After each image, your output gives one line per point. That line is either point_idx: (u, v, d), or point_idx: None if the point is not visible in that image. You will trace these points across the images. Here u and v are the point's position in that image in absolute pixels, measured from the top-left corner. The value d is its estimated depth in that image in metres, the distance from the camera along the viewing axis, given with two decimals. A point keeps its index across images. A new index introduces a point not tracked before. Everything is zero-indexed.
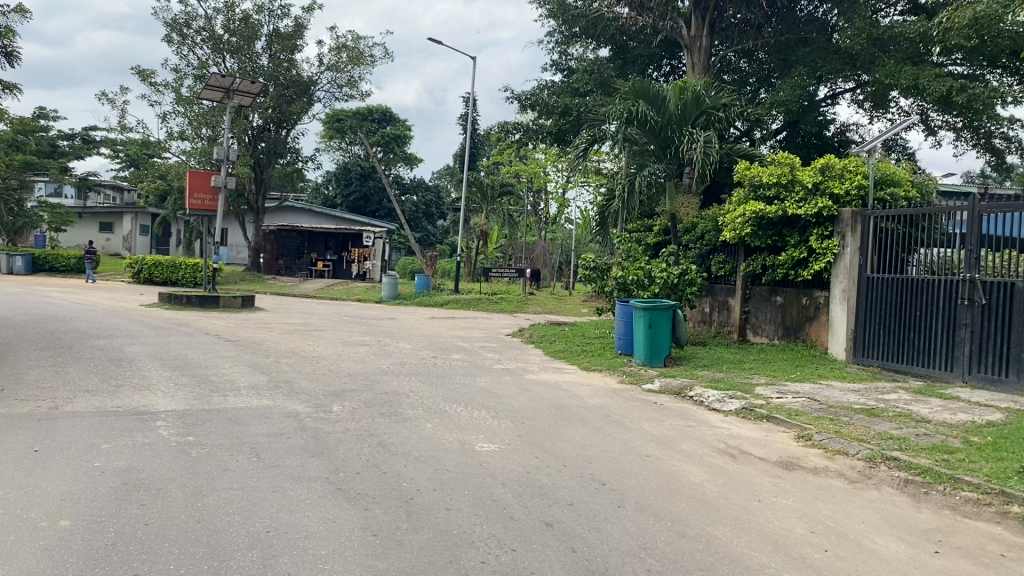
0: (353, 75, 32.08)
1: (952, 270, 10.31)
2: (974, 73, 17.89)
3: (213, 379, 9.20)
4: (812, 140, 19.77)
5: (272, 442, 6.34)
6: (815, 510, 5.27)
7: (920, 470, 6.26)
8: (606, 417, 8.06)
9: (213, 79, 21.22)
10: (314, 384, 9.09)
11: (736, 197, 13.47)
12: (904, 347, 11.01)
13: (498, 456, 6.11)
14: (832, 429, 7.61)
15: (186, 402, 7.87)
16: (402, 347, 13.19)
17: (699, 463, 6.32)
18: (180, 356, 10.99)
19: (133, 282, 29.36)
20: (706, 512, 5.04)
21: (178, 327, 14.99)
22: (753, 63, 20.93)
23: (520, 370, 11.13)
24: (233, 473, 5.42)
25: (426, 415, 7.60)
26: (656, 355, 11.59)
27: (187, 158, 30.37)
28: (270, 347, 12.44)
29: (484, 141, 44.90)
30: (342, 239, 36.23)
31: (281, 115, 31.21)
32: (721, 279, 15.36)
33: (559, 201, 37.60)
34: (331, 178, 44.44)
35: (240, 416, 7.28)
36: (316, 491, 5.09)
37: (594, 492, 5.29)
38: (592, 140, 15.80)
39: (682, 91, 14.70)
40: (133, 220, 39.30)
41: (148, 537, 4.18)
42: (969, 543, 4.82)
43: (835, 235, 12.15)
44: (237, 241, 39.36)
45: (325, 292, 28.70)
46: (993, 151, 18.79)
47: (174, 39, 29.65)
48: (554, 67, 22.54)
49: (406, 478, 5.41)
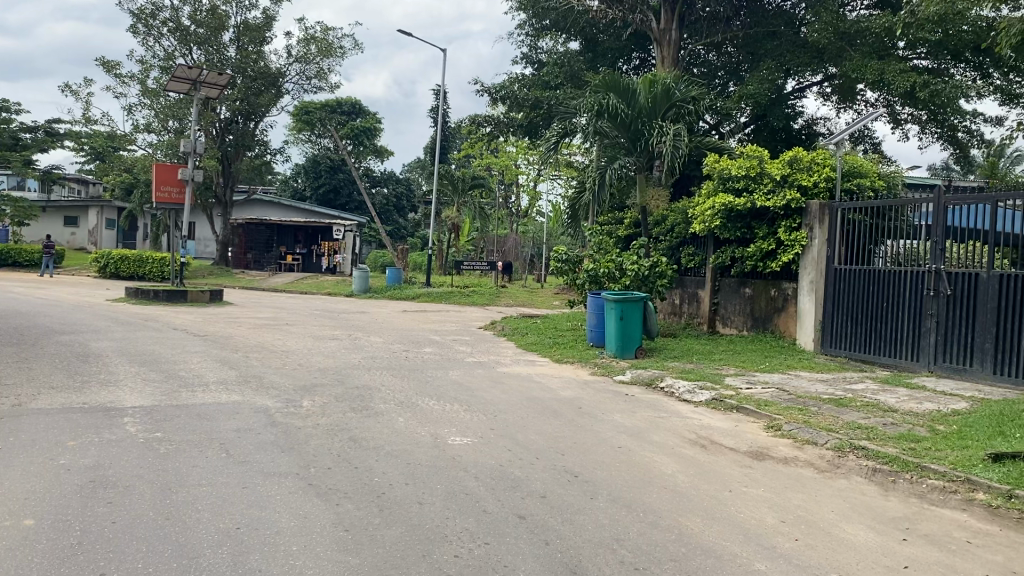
0: (323, 66, 31.80)
1: (918, 261, 10.45)
2: (939, 67, 18.08)
3: (181, 375, 9.08)
4: (780, 134, 19.94)
5: (241, 438, 6.28)
6: (785, 500, 5.32)
7: (888, 458, 6.36)
8: (578, 408, 8.09)
9: (179, 70, 20.94)
10: (284, 379, 9.02)
11: (705, 190, 13.53)
12: (872, 337, 11.13)
13: (470, 450, 6.10)
14: (801, 419, 7.68)
15: (154, 398, 7.76)
16: (373, 341, 13.12)
17: (671, 454, 6.36)
18: (148, 352, 10.87)
19: (99, 276, 28.97)
20: (678, 503, 5.06)
21: (146, 322, 14.80)
22: (721, 56, 21.05)
23: (492, 363, 11.12)
24: (202, 469, 5.36)
25: (398, 409, 7.57)
26: (627, 347, 11.63)
27: (153, 151, 29.95)
28: (239, 342, 12.32)
29: (454, 134, 44.76)
30: (312, 232, 35.98)
31: (249, 108, 30.93)
32: (691, 271, 15.44)
33: (530, 194, 37.64)
34: (301, 171, 44.04)
35: (209, 412, 7.20)
36: (287, 486, 5.04)
37: (567, 484, 5.30)
38: (563, 133, 15.80)
39: (652, 84, 14.76)
40: (99, 214, 38.70)
41: (115, 536, 4.12)
42: (936, 530, 4.90)
43: (804, 227, 12.29)
44: (205, 235, 38.94)
45: (295, 286, 28.44)
46: (956, 144, 19.07)
47: (139, 29, 29.18)
48: (523, 60, 22.48)
49: (378, 473, 5.37)
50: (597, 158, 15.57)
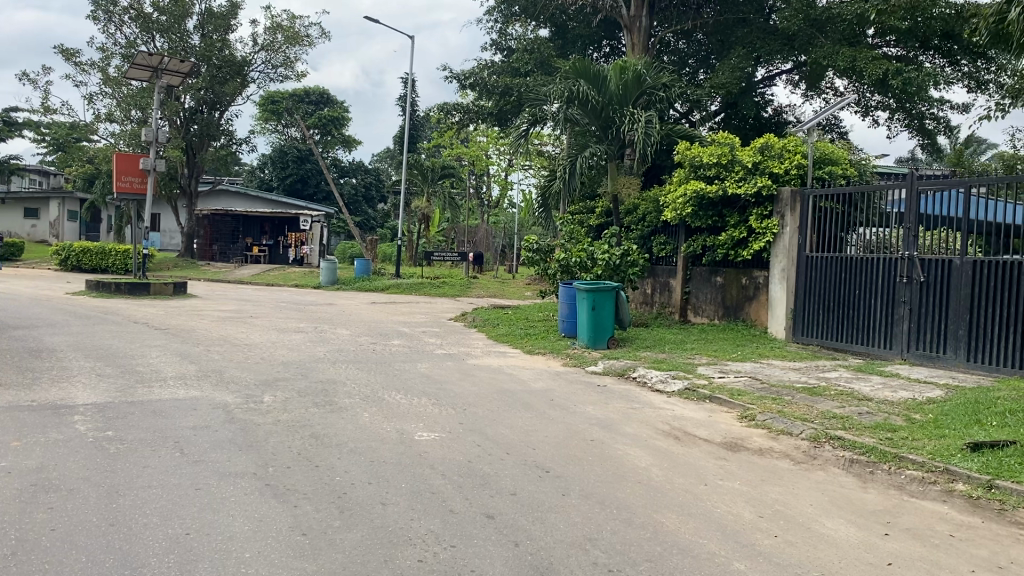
0: (289, 55, 31.25)
1: (889, 248, 10.37)
2: (908, 55, 18.05)
3: (138, 370, 8.76)
4: (749, 122, 19.77)
5: (197, 436, 6.00)
6: (762, 494, 5.16)
7: (865, 449, 6.23)
8: (550, 401, 7.88)
9: (140, 58, 20.38)
10: (245, 373, 8.73)
11: (676, 178, 13.38)
12: (843, 325, 11.05)
13: (437, 445, 5.88)
14: (775, 409, 7.54)
15: (108, 394, 7.44)
16: (339, 333, 12.84)
17: (645, 447, 6.19)
18: (104, 346, 10.49)
19: (60, 269, 28.31)
20: (652, 498, 4.89)
21: (105, 315, 14.39)
22: (691, 43, 20.91)
23: (462, 355, 10.88)
24: (153, 470, 5.09)
25: (362, 403, 7.32)
26: (599, 337, 11.45)
27: (115, 141, 29.27)
28: (201, 336, 11.96)
29: (423, 122, 44.42)
30: (279, 223, 35.48)
31: (214, 96, 30.38)
32: (663, 260, 15.30)
33: (501, 183, 37.40)
34: (268, 162, 43.36)
35: (165, 408, 6.91)
36: (242, 486, 4.79)
37: (538, 480, 5.09)
38: (533, 121, 15.57)
39: (623, 70, 14.56)
40: (60, 206, 37.81)
41: (55, 545, 3.84)
42: (917, 523, 4.76)
43: (775, 215, 12.18)
44: (170, 227, 38.23)
45: (261, 278, 27.98)
46: (924, 132, 19.11)
47: (99, 16, 28.50)
48: (493, 47, 22.15)
49: (339, 472, 5.13)
50: (568, 146, 15.38)
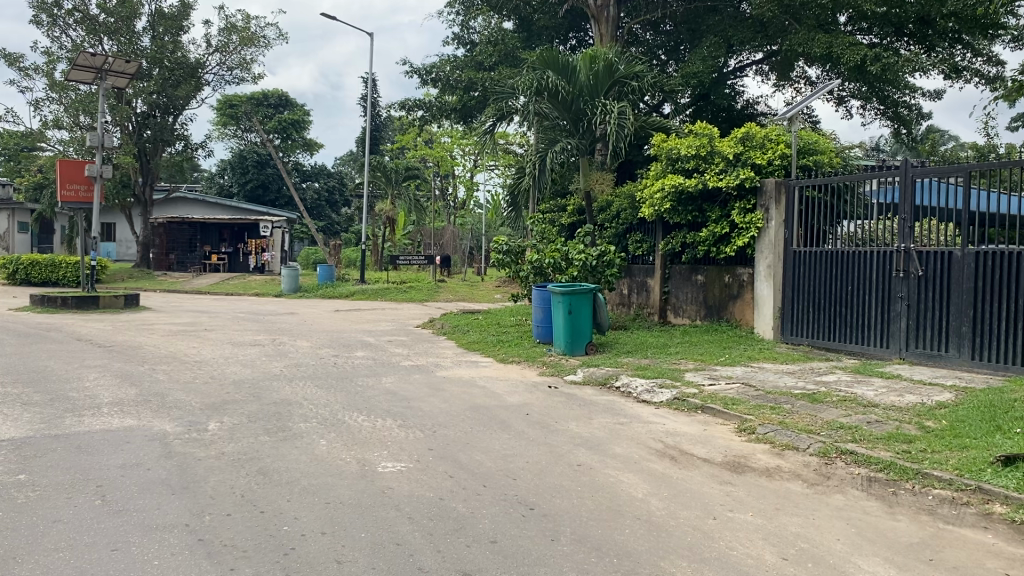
0: (245, 57, 30.25)
1: (882, 240, 9.83)
2: (883, 42, 17.51)
3: (72, 396, 7.87)
4: (721, 113, 19.12)
5: (125, 477, 5.17)
6: (780, 527, 4.47)
7: (883, 465, 5.58)
8: (527, 417, 7.14)
9: (82, 58, 19.16)
10: (191, 397, 7.86)
11: (653, 172, 12.76)
12: (836, 323, 10.45)
13: (404, 478, 5.13)
14: (776, 420, 6.87)
15: (29, 427, 6.54)
16: (299, 346, 11.99)
17: (638, 472, 5.47)
18: (38, 368, 9.54)
19: (8, 283, 27.01)
20: (657, 540, 4.18)
21: (47, 332, 13.39)
22: (659, 35, 20.20)
23: (431, 367, 10.10)
24: (66, 526, 4.27)
25: (319, 429, 6.53)
26: (576, 343, 10.74)
27: (64, 148, 27.99)
28: (147, 353, 11.03)
29: (384, 125, 43.60)
30: (238, 231, 34.51)
31: (167, 100, 29.13)
32: (639, 260, 14.67)
33: (466, 184, 36.80)
34: (226, 167, 42.19)
35: (94, 443, 6.06)
36: (170, 545, 4.00)
37: (521, 522, 4.36)
38: (499, 116, 14.77)
39: (593, 60, 13.86)
40: (11, 217, 36.31)
41: None
42: (965, 560, 4.09)
43: (758, 208, 11.50)
44: (125, 237, 36.97)
45: (220, 287, 27.01)
46: (898, 121, 18.68)
47: (42, 20, 27.25)
48: (456, 40, 21.53)
49: (287, 520, 4.35)
50: (537, 141, 14.60)
